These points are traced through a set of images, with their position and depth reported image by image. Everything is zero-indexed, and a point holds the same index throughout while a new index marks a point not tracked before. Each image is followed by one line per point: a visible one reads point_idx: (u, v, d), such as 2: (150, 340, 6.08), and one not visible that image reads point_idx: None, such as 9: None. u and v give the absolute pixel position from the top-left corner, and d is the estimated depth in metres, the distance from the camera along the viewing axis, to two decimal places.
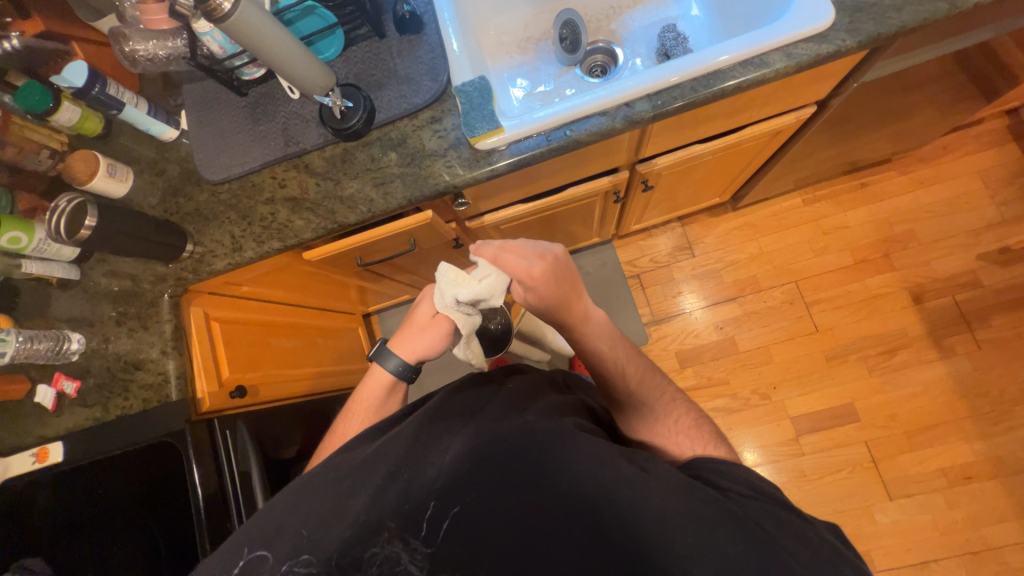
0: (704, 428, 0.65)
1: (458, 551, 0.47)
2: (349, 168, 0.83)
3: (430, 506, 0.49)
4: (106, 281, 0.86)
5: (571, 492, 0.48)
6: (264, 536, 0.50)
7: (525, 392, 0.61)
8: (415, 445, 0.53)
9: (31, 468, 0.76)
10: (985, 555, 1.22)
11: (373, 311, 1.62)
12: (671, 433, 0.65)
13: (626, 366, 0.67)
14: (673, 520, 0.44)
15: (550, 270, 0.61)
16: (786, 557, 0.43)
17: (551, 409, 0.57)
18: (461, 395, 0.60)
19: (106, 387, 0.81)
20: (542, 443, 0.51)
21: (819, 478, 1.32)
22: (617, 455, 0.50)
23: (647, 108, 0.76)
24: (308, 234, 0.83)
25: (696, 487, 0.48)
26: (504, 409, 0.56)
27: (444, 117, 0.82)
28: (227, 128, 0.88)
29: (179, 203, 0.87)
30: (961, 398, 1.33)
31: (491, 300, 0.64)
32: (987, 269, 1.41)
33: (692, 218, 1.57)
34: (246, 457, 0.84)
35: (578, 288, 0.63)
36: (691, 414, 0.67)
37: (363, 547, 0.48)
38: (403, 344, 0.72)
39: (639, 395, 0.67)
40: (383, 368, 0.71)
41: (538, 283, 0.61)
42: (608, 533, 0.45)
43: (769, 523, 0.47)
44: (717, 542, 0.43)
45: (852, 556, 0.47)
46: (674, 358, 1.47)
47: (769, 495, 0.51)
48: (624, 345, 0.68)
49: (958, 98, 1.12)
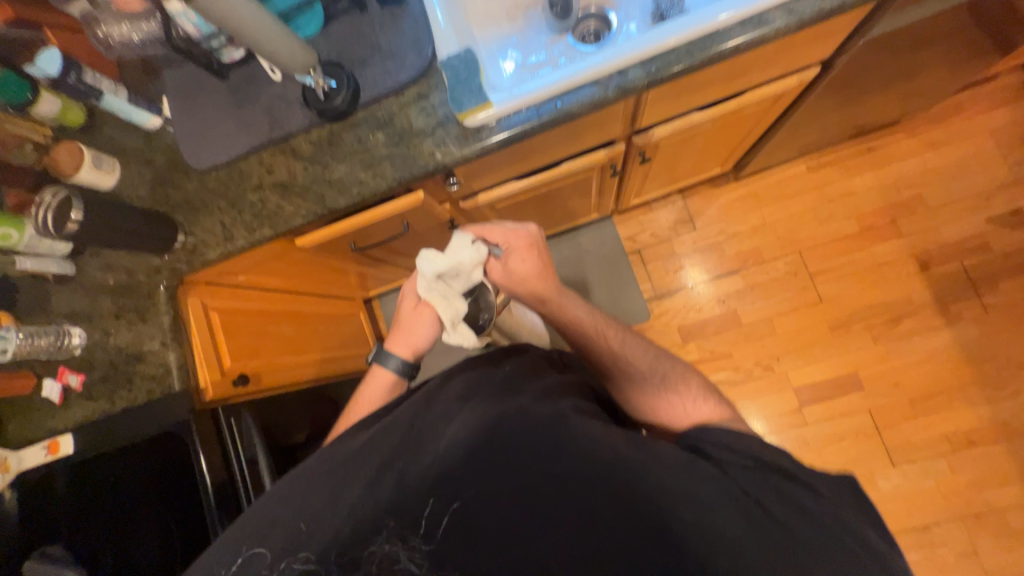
0: (694, 381, 0.69)
1: (459, 547, 0.47)
2: (336, 150, 0.81)
3: (429, 503, 0.48)
4: (102, 275, 0.86)
5: (574, 477, 0.48)
6: (260, 523, 0.50)
7: (523, 373, 0.59)
8: (410, 431, 0.53)
9: (42, 462, 0.76)
10: (986, 516, 1.24)
11: (373, 295, 1.62)
12: (663, 391, 0.68)
13: (607, 331, 0.72)
14: (670, 494, 0.46)
15: (528, 245, 0.72)
16: (787, 538, 0.45)
17: (548, 392, 0.55)
18: (459, 374, 0.60)
19: (110, 380, 0.82)
20: (542, 428, 0.50)
21: (823, 446, 1.33)
22: (616, 437, 0.50)
23: (642, 75, 0.73)
24: (299, 220, 0.82)
25: (695, 465, 0.49)
26: (500, 394, 0.55)
27: (431, 93, 0.80)
28: (210, 115, 0.86)
29: (168, 193, 0.86)
30: (966, 364, 1.32)
31: (472, 275, 0.72)
32: (997, 232, 1.37)
33: (693, 190, 1.54)
34: (252, 444, 0.87)
35: (550, 264, 0.72)
36: (678, 367, 0.71)
37: (361, 546, 0.48)
38: (400, 343, 0.73)
39: (625, 358, 0.70)
40: (383, 369, 0.71)
41: (519, 249, 0.72)
42: (604, 517, 0.46)
43: (770, 500, 0.47)
44: (716, 524, 0.45)
45: (861, 529, 0.47)
46: (677, 333, 1.46)
47: (771, 463, 0.51)
48: (600, 315, 0.73)
49: (968, 53, 1.07)
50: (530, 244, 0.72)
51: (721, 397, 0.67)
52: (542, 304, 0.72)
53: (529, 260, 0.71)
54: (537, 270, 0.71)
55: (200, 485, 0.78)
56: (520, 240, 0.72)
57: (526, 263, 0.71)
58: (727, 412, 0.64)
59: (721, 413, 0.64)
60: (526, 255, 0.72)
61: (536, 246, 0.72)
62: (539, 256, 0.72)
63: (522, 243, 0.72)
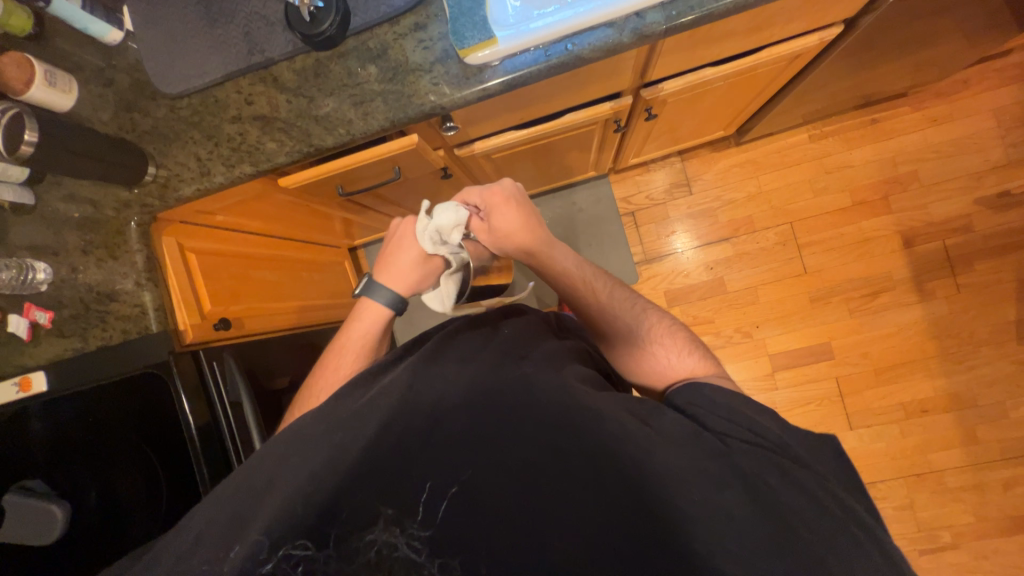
0: (679, 334, 0.70)
1: (462, 527, 0.45)
2: (322, 83, 0.74)
3: (426, 487, 0.46)
4: (64, 207, 0.79)
5: (578, 450, 0.47)
6: (256, 499, 0.48)
7: (523, 338, 0.62)
8: (408, 395, 0.52)
9: (16, 398, 0.74)
10: (927, 476, 1.35)
11: (359, 244, 1.58)
12: (647, 345, 0.68)
13: (597, 284, 0.71)
14: (678, 476, 0.46)
15: (508, 195, 0.71)
16: (794, 517, 0.44)
17: (550, 357, 0.58)
18: (456, 339, 0.61)
19: (82, 318, 0.78)
20: (548, 402, 0.50)
21: (789, 409, 1.41)
22: (622, 412, 0.51)
23: (660, 20, 0.67)
24: (282, 158, 0.76)
25: (701, 440, 0.49)
26: (501, 359, 0.57)
27: (430, 24, 0.72)
28: (179, 31, 0.77)
29: (134, 119, 0.79)
30: (932, 339, 1.39)
31: (452, 237, 0.70)
32: (982, 214, 1.40)
33: (692, 152, 1.50)
34: (236, 389, 0.82)
35: (535, 216, 0.72)
36: (665, 321, 0.71)
37: (357, 534, 0.44)
38: (394, 278, 0.72)
39: (615, 308, 0.70)
40: (372, 300, 0.71)
41: (499, 199, 0.71)
42: (611, 494, 0.45)
43: (772, 477, 0.47)
44: (720, 502, 0.44)
45: (849, 500, 0.48)
46: (663, 297, 1.48)
47: (771, 443, 0.51)
48: (590, 268, 0.73)
49: (989, 24, 1.04)
50: (508, 198, 0.71)
51: (704, 351, 0.69)
52: (531, 256, 0.71)
53: (510, 214, 0.70)
54: (521, 223, 0.70)
55: (186, 430, 0.75)
56: (497, 196, 0.71)
57: (509, 215, 0.70)
58: (710, 366, 0.66)
59: (706, 368, 0.65)
60: (506, 209, 0.70)
61: (517, 196, 0.71)
62: (521, 207, 0.71)
63: (499, 199, 0.71)
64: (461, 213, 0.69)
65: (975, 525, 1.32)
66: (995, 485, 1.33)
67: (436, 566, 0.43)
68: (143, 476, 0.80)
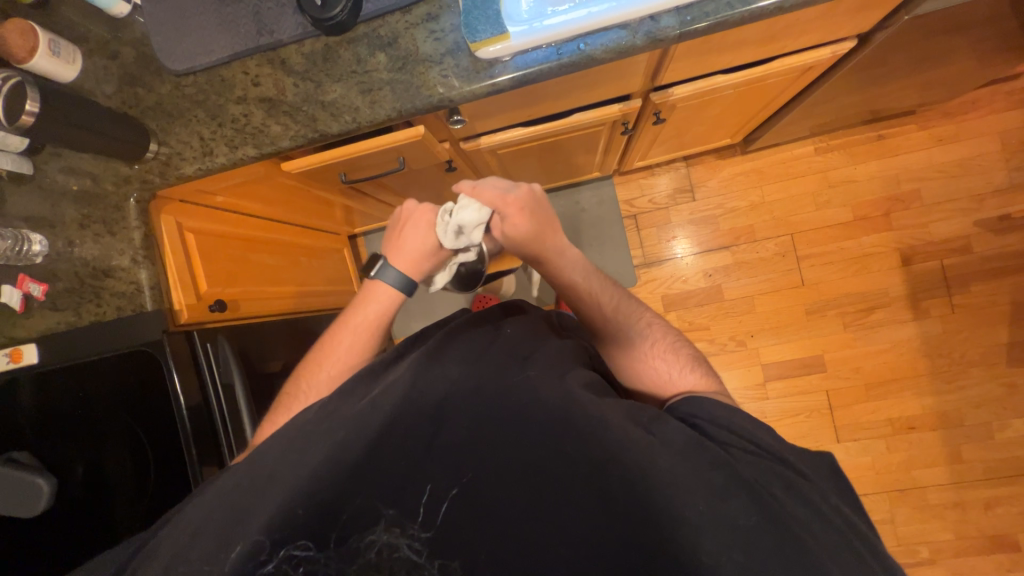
0: (683, 351, 0.71)
1: (463, 528, 0.45)
2: (331, 69, 0.74)
3: (427, 489, 0.46)
4: (64, 179, 0.78)
5: (584, 456, 0.47)
6: (255, 498, 0.48)
7: (527, 340, 0.63)
8: (409, 395, 0.51)
9: (7, 368, 0.75)
10: (910, 492, 1.36)
11: (359, 232, 1.57)
12: (651, 355, 0.70)
13: (603, 297, 0.71)
14: (682, 485, 0.45)
15: (524, 200, 0.67)
16: (805, 533, 0.44)
17: (553, 361, 0.59)
18: (463, 339, 0.61)
19: (76, 292, 0.77)
20: (553, 409, 0.50)
21: (778, 419, 1.42)
22: (626, 421, 0.51)
23: (674, 25, 0.66)
24: (287, 142, 0.75)
25: (705, 449, 0.49)
26: (502, 364, 0.56)
27: (442, 15, 0.72)
28: (187, 7, 0.76)
29: (138, 94, 0.78)
30: (924, 357, 1.40)
31: (473, 234, 0.69)
32: (982, 235, 1.40)
33: (698, 158, 1.50)
34: (229, 371, 0.82)
35: (553, 225, 0.69)
36: (668, 336, 0.73)
37: (359, 535, 0.44)
38: (401, 258, 0.70)
39: (619, 321, 0.71)
40: (382, 283, 0.70)
41: (511, 208, 0.67)
42: (615, 497, 0.46)
43: (777, 488, 0.48)
44: (730, 514, 0.44)
45: (856, 519, 0.49)
46: (660, 302, 1.49)
47: (775, 455, 0.52)
48: (599, 277, 0.72)
49: (1000, 46, 1.03)
50: (521, 207, 0.67)
51: (708, 367, 0.70)
52: (540, 263, 0.70)
53: (522, 224, 0.66)
54: (536, 235, 0.67)
55: (176, 408, 0.75)
56: (510, 204, 0.67)
57: (523, 224, 0.67)
58: (712, 383, 0.66)
59: (708, 384, 0.66)
60: (519, 219, 0.66)
61: (535, 200, 0.68)
62: (533, 217, 0.67)
63: (512, 209, 0.67)
64: (485, 212, 0.68)
65: (954, 543, 1.34)
66: (976, 505, 1.35)
67: (435, 566, 0.44)
68: (132, 453, 0.80)
